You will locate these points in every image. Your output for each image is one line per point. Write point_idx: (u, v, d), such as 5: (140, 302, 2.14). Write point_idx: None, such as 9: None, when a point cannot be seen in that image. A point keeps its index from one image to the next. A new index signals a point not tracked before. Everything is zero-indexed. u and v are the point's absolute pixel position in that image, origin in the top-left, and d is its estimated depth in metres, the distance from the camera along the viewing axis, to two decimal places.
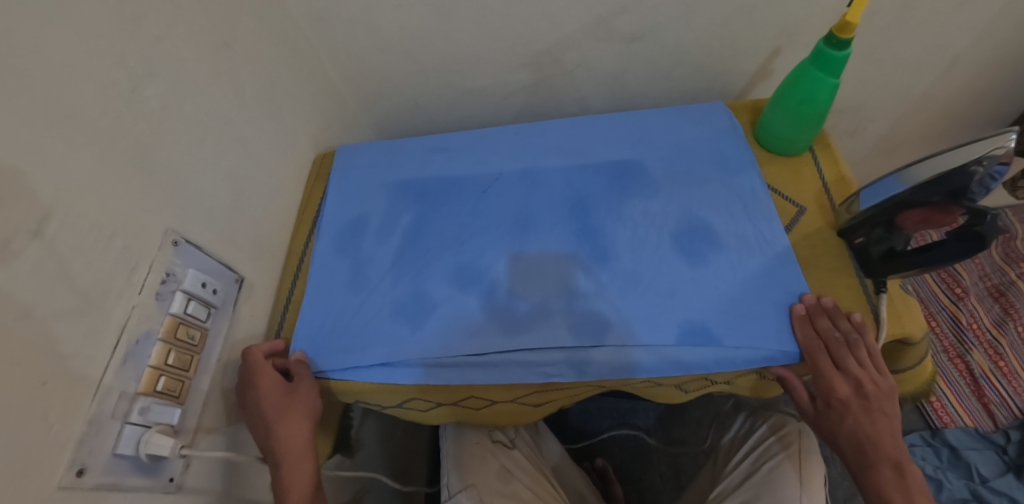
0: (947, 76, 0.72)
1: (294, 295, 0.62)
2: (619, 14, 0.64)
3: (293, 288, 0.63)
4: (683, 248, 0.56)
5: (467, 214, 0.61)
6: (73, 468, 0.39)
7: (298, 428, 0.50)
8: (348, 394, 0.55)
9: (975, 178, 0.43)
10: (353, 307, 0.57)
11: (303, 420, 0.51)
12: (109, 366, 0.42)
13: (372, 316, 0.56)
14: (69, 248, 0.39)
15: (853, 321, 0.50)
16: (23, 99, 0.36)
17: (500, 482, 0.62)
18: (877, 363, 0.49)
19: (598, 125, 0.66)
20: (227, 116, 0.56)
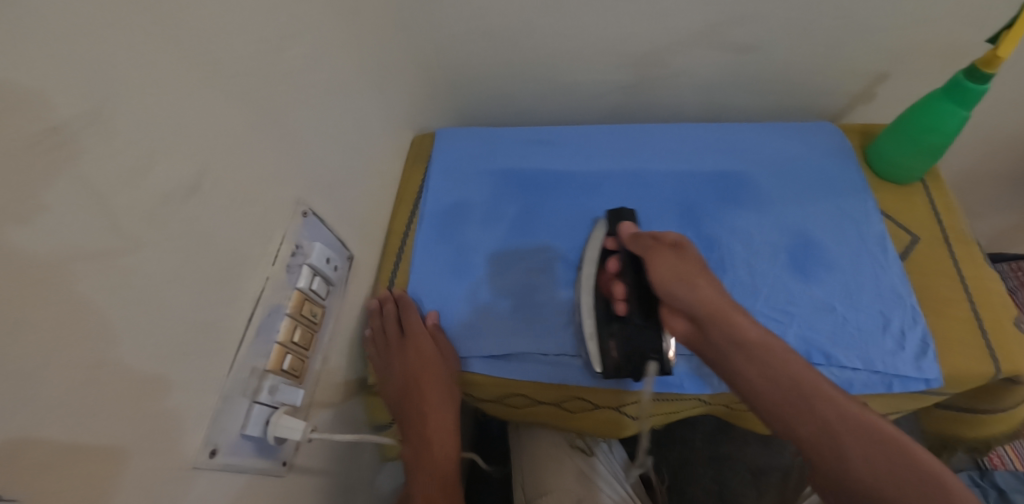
0: None
1: (396, 280, 0.60)
2: (736, 24, 0.63)
3: (393, 272, 0.61)
4: (796, 264, 0.56)
5: (568, 209, 0.60)
6: (207, 447, 0.36)
7: (435, 396, 0.51)
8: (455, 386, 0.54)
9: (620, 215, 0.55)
10: (458, 297, 0.56)
11: (445, 389, 0.51)
12: (244, 340, 0.39)
13: (479, 308, 0.55)
14: (214, 210, 0.37)
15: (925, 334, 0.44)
16: (179, 45, 0.33)
17: (578, 485, 0.63)
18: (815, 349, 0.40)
19: (705, 133, 0.66)
20: (346, 87, 0.53)
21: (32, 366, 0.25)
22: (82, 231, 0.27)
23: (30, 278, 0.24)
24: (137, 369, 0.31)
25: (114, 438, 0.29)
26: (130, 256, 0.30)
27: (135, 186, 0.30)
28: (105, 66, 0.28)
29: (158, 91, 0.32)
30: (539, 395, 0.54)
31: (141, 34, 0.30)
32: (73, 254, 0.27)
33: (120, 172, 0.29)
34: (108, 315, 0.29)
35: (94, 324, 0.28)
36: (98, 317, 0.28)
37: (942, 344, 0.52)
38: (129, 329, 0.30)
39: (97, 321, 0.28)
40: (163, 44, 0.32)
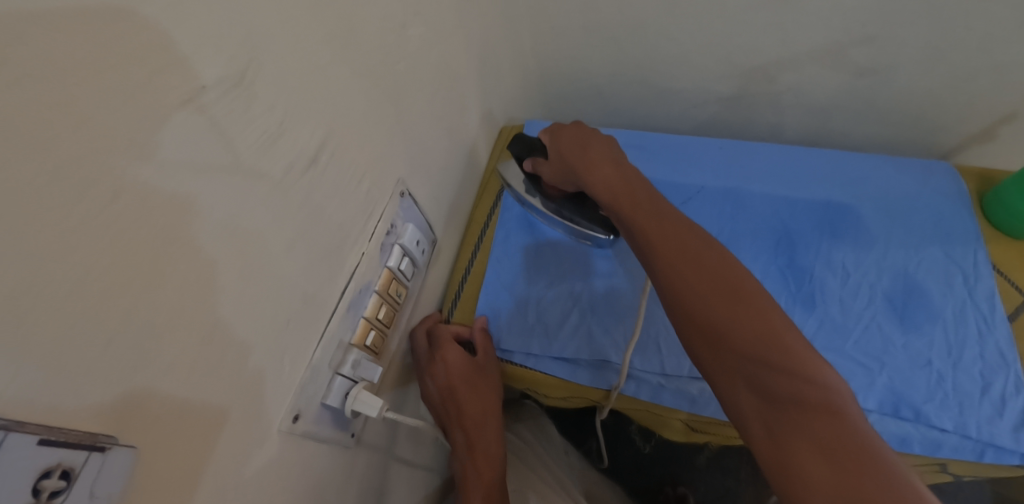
0: None
1: (472, 271, 0.61)
2: (856, 45, 0.59)
3: (470, 260, 0.62)
4: (896, 310, 0.53)
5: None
6: (292, 413, 0.37)
7: (477, 405, 0.52)
8: (520, 380, 0.56)
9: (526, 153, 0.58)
10: (536, 294, 0.57)
11: (489, 400, 0.53)
12: (335, 313, 0.40)
13: (554, 308, 0.55)
14: (329, 182, 0.37)
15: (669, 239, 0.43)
16: (324, 14, 0.33)
17: None
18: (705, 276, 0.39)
19: (806, 157, 0.63)
20: (454, 70, 0.53)
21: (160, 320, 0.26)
22: (221, 194, 0.28)
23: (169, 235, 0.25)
24: (244, 334, 0.32)
25: (214, 402, 0.30)
26: (253, 221, 0.31)
27: (268, 155, 0.31)
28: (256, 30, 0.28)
29: (303, 62, 0.32)
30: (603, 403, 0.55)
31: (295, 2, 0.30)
32: (205, 216, 0.27)
33: (258, 139, 0.30)
34: (227, 277, 0.30)
35: (215, 286, 0.29)
36: (221, 279, 0.29)
37: None
38: (243, 293, 0.31)
39: (219, 282, 0.29)
40: (316, 12, 0.32)
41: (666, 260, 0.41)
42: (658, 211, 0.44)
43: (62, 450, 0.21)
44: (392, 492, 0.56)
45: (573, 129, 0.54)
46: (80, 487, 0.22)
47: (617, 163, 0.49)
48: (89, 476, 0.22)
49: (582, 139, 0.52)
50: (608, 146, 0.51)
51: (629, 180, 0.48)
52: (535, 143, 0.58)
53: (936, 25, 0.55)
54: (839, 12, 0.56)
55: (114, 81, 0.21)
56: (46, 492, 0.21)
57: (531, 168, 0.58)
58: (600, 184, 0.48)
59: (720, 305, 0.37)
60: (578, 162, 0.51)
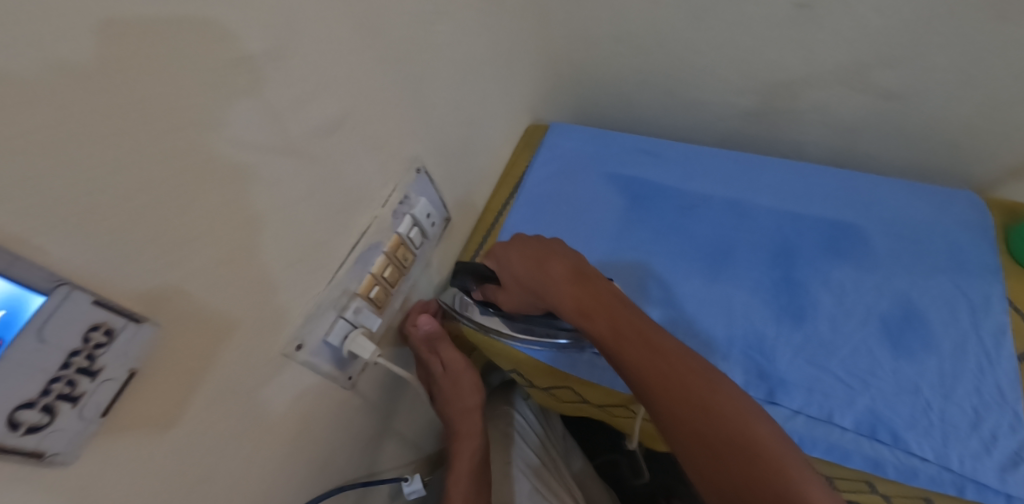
0: None
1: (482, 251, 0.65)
2: (881, 67, 0.59)
3: (480, 245, 0.66)
4: (890, 334, 0.52)
5: (663, 235, 0.61)
6: (294, 341, 0.44)
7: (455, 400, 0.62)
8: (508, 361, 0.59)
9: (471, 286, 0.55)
10: None
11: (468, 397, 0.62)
12: (344, 264, 0.46)
13: None
14: (347, 148, 0.43)
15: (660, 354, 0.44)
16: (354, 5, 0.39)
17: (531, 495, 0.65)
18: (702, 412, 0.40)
19: (823, 176, 0.62)
20: (479, 66, 0.58)
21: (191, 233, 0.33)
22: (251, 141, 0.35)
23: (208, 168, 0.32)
24: (259, 262, 0.39)
25: (226, 312, 0.37)
26: (277, 169, 0.37)
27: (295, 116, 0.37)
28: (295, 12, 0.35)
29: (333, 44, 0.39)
30: (585, 392, 0.58)
31: None
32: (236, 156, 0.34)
33: (286, 101, 0.36)
34: (248, 210, 0.36)
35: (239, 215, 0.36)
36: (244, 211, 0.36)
37: None
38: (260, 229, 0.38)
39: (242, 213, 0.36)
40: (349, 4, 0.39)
41: (669, 415, 0.41)
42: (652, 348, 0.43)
43: (107, 312, 0.28)
44: (382, 441, 0.62)
45: (520, 246, 0.50)
46: (116, 346, 0.30)
47: (579, 282, 0.47)
48: (124, 340, 0.30)
49: (536, 259, 0.49)
50: (561, 264, 0.48)
51: (602, 303, 0.46)
52: (480, 267, 0.54)
53: (967, 47, 0.53)
54: (865, 31, 0.56)
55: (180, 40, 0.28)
56: (93, 342, 0.28)
57: (481, 296, 0.56)
58: (574, 316, 0.46)
59: (737, 471, 0.38)
60: (543, 289, 0.48)
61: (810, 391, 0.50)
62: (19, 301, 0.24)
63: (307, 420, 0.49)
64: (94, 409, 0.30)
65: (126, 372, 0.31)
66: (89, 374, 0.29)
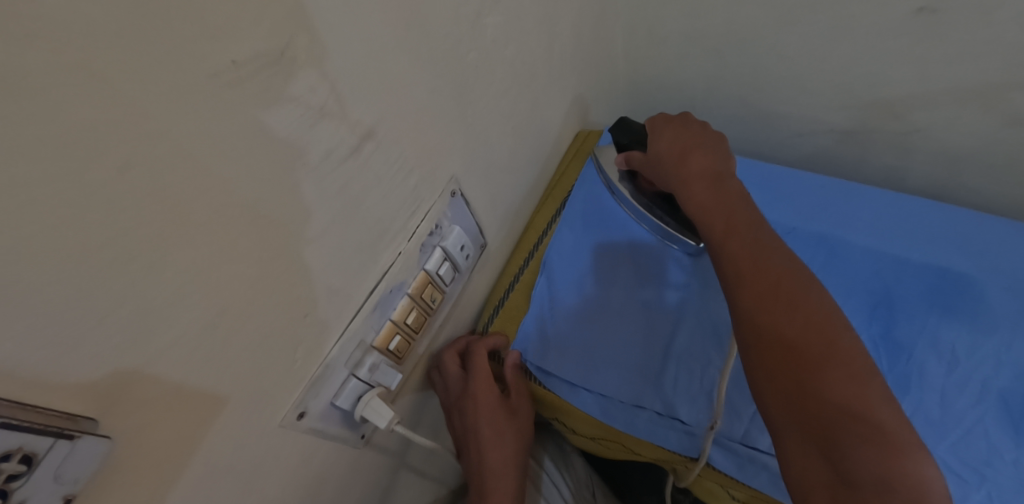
0: None
1: (521, 279, 0.57)
2: (1012, 89, 0.50)
3: (521, 270, 0.58)
4: (1013, 417, 0.43)
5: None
6: (296, 410, 0.35)
7: (497, 452, 0.49)
8: (550, 408, 0.52)
9: (624, 145, 0.54)
10: (576, 309, 0.52)
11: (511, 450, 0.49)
12: (359, 312, 0.37)
13: (601, 334, 0.51)
14: (374, 173, 0.34)
15: (751, 218, 0.42)
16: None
17: None
18: (782, 291, 0.36)
19: (928, 214, 0.53)
20: (534, 66, 0.49)
21: (167, 304, 0.24)
22: (247, 176, 0.25)
23: (184, 217, 0.23)
24: (265, 320, 0.30)
25: (218, 384, 0.29)
26: (285, 209, 0.28)
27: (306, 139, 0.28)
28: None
29: (369, 40, 0.30)
30: (637, 450, 0.49)
31: None
32: (229, 193, 0.25)
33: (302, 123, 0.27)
34: (250, 264, 0.28)
35: (238, 271, 0.27)
36: (242, 266, 0.27)
37: None
38: (266, 288, 0.29)
39: (240, 267, 0.27)
40: None
41: (755, 319, 0.36)
42: (748, 227, 0.41)
43: (26, 434, 0.20)
44: (402, 492, 0.54)
45: (674, 127, 0.49)
46: (42, 473, 0.21)
47: (711, 177, 0.45)
48: (57, 463, 0.21)
49: (684, 141, 0.47)
50: (704, 153, 0.46)
51: (728, 201, 0.43)
52: (639, 130, 0.54)
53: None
54: (1002, 45, 0.47)
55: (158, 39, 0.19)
56: (3, 475, 0.19)
57: (625, 163, 0.55)
58: (693, 200, 0.44)
59: (816, 362, 0.33)
60: (672, 171, 0.47)
61: None
62: None
63: (316, 488, 0.41)
64: None
65: (60, 501, 0.22)
66: None
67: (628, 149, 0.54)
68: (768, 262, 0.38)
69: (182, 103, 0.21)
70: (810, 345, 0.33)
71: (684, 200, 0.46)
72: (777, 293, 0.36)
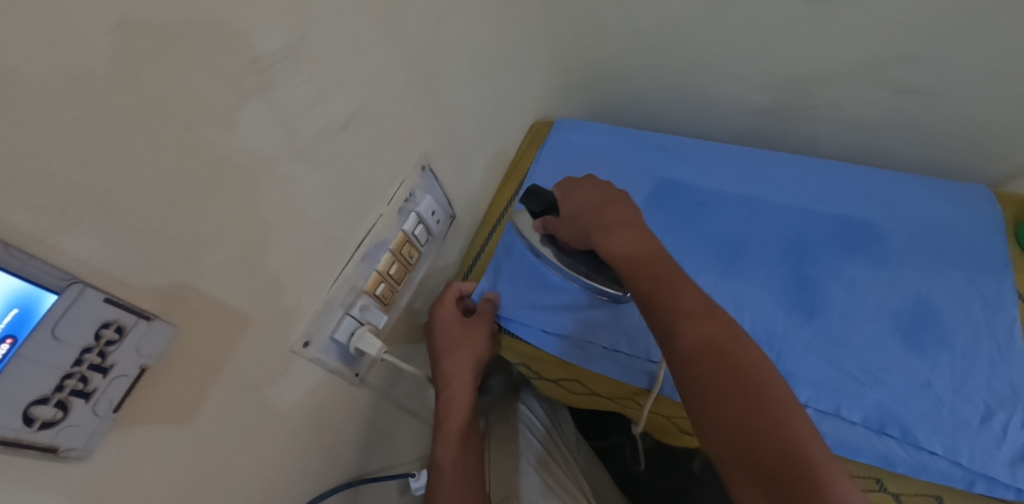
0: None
1: (487, 248, 0.66)
2: (895, 62, 0.60)
3: (489, 239, 0.67)
4: (903, 330, 0.52)
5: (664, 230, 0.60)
6: (302, 338, 0.44)
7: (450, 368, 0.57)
8: (517, 355, 0.61)
9: (538, 211, 0.59)
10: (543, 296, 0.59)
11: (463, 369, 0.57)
12: (350, 261, 0.46)
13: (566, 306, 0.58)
14: (357, 146, 0.43)
15: (670, 268, 0.46)
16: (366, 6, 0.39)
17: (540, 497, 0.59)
18: (710, 338, 0.40)
19: (837, 172, 0.62)
20: (490, 63, 0.59)
21: (208, 234, 0.33)
22: (260, 139, 0.35)
23: (218, 167, 0.33)
24: (276, 257, 0.40)
25: (243, 304, 0.38)
26: (288, 169, 0.38)
27: (303, 116, 0.38)
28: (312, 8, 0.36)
29: (346, 42, 0.40)
30: (594, 386, 0.58)
31: None
32: (249, 151, 0.35)
33: (299, 104, 0.37)
34: (264, 211, 0.37)
35: (255, 215, 0.37)
36: (257, 211, 0.37)
37: None
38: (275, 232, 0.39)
39: (256, 211, 0.37)
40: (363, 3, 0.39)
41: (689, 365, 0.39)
42: (673, 280, 0.44)
43: (120, 310, 0.28)
44: (397, 435, 0.63)
45: (590, 186, 0.55)
46: (127, 344, 0.30)
47: (628, 226, 0.49)
48: (136, 337, 0.30)
49: (598, 199, 0.53)
50: (617, 205, 0.51)
51: (642, 250, 0.47)
52: (549, 199, 0.58)
53: (986, 43, 0.54)
54: (877, 27, 0.57)
55: (201, 38, 0.29)
56: (104, 339, 0.28)
57: (543, 227, 0.59)
58: (616, 250, 0.48)
59: (744, 406, 0.36)
60: (589, 223, 0.52)
61: (819, 386, 0.49)
62: (35, 296, 0.24)
63: (320, 412, 0.49)
64: (106, 405, 0.29)
65: (137, 368, 0.31)
66: (101, 370, 0.28)
67: (542, 214, 0.59)
68: (688, 310, 0.42)
69: (218, 84, 0.31)
70: (735, 384, 0.37)
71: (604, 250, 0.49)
72: (702, 339, 0.40)
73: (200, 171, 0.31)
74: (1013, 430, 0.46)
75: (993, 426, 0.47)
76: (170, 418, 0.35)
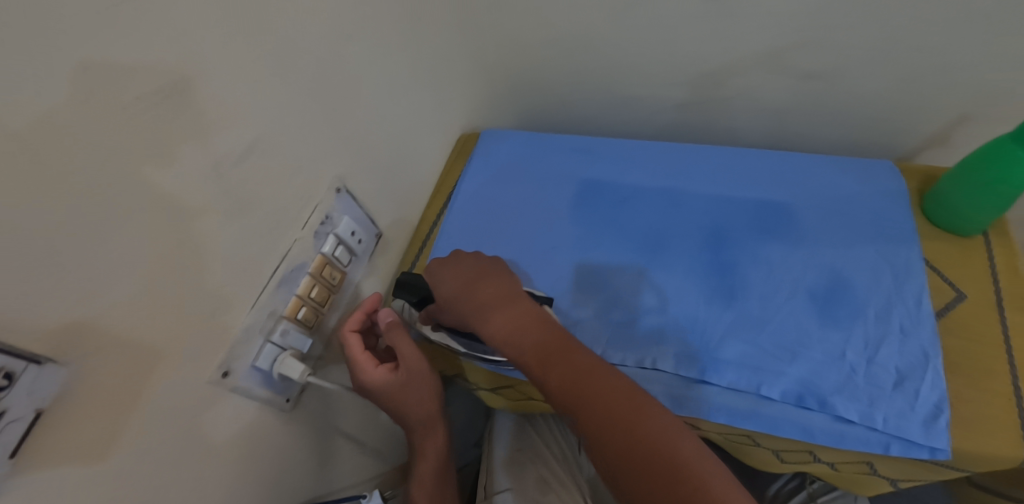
0: None
1: (419, 263, 0.67)
2: (799, 49, 0.62)
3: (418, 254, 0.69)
4: (818, 305, 0.53)
5: (588, 229, 0.62)
6: (221, 368, 0.44)
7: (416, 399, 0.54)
8: (453, 365, 0.62)
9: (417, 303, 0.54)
10: None
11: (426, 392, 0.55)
12: (266, 287, 0.47)
13: None
14: (261, 174, 0.44)
15: (558, 340, 0.44)
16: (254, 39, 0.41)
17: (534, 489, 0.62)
18: (604, 407, 0.40)
19: (750, 159, 0.64)
20: (401, 82, 0.61)
21: (105, 272, 0.33)
22: (156, 174, 0.35)
23: (112, 206, 0.33)
24: (186, 287, 0.40)
25: (152, 338, 0.38)
26: (191, 201, 0.39)
27: (202, 150, 0.38)
28: (202, 42, 0.37)
29: (242, 73, 0.41)
30: (527, 387, 0.59)
31: (227, 34, 0.38)
32: (148, 187, 0.35)
33: (192, 139, 0.37)
34: (169, 245, 0.37)
35: (158, 250, 0.37)
36: (161, 244, 0.37)
37: (966, 416, 0.48)
38: (182, 265, 0.39)
39: (159, 245, 0.37)
40: (249, 36, 0.40)
41: (600, 445, 0.39)
42: (562, 353, 0.44)
43: (6, 356, 0.28)
44: (339, 455, 0.63)
45: (455, 268, 0.51)
46: (18, 388, 0.29)
47: (502, 308, 0.47)
48: (28, 381, 0.30)
49: (469, 278, 0.50)
50: (484, 290, 0.49)
51: (528, 327, 0.45)
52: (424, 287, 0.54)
53: (878, 25, 0.57)
54: (777, 17, 0.60)
55: (79, 79, 0.29)
56: None
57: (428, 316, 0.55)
58: (498, 330, 0.46)
59: (664, 488, 0.35)
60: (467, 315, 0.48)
61: (740, 367, 0.51)
62: None
63: (253, 441, 0.49)
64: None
65: (32, 412, 0.30)
66: None
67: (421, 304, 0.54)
68: (584, 383, 0.41)
69: (105, 125, 0.31)
70: (637, 447, 0.37)
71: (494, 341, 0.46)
72: (600, 413, 0.40)
73: (88, 210, 0.31)
74: (925, 391, 0.48)
75: (907, 391, 0.48)
76: (82, 460, 0.34)
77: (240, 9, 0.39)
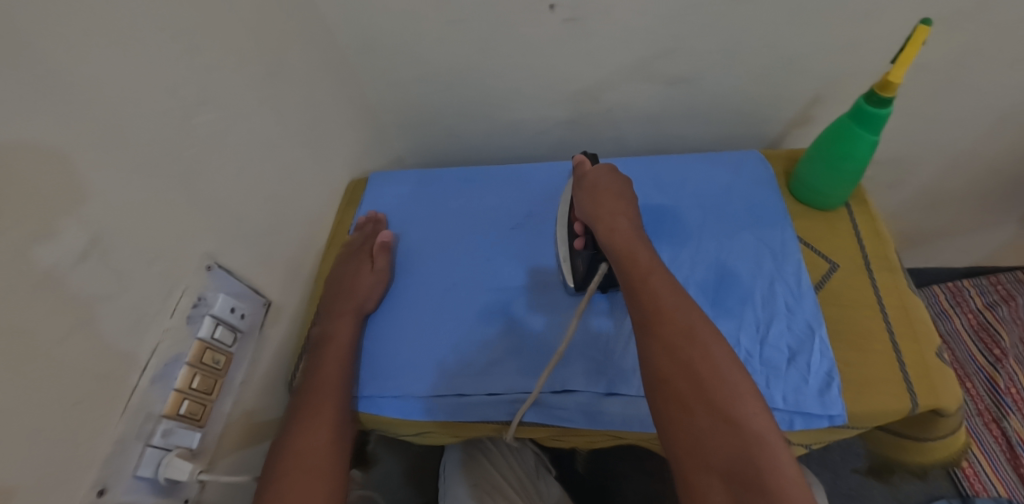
0: (979, 136, 0.73)
1: None
2: (659, 57, 0.66)
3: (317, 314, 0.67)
4: (711, 297, 0.56)
5: (512, 266, 0.63)
6: (96, 486, 0.40)
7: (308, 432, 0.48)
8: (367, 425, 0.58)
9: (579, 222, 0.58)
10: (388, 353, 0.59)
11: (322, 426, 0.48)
12: (136, 389, 0.43)
13: (407, 356, 0.58)
14: (111, 270, 0.41)
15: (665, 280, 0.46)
16: (85, 127, 0.38)
17: None
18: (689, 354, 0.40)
19: (630, 167, 0.67)
20: (268, 141, 0.59)
21: None
22: None
23: None
24: (36, 411, 0.35)
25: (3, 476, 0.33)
26: (26, 321, 0.34)
27: (33, 257, 0.34)
28: (24, 141, 0.33)
29: (79, 165, 0.38)
30: (450, 432, 0.57)
31: (47, 126, 0.35)
32: None
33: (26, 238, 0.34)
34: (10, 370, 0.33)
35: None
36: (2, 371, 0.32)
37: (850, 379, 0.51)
38: (28, 388, 0.34)
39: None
40: (78, 126, 0.37)
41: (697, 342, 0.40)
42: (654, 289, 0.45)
43: None
44: None
45: (596, 174, 0.58)
46: None
47: (629, 218, 0.53)
48: None
49: (609, 190, 0.56)
50: (622, 201, 0.55)
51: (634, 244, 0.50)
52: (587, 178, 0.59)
53: (727, 26, 0.61)
54: (632, 31, 0.62)
55: None
56: None
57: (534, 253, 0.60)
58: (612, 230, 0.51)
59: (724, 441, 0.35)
60: (596, 211, 0.54)
61: None
62: None
63: None
64: None
65: None
66: None
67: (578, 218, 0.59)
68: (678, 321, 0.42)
69: None
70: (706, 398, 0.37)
71: (604, 236, 0.52)
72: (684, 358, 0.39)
73: None
74: (818, 364, 0.51)
75: (800, 367, 0.50)
76: None
77: (61, 100, 0.36)
